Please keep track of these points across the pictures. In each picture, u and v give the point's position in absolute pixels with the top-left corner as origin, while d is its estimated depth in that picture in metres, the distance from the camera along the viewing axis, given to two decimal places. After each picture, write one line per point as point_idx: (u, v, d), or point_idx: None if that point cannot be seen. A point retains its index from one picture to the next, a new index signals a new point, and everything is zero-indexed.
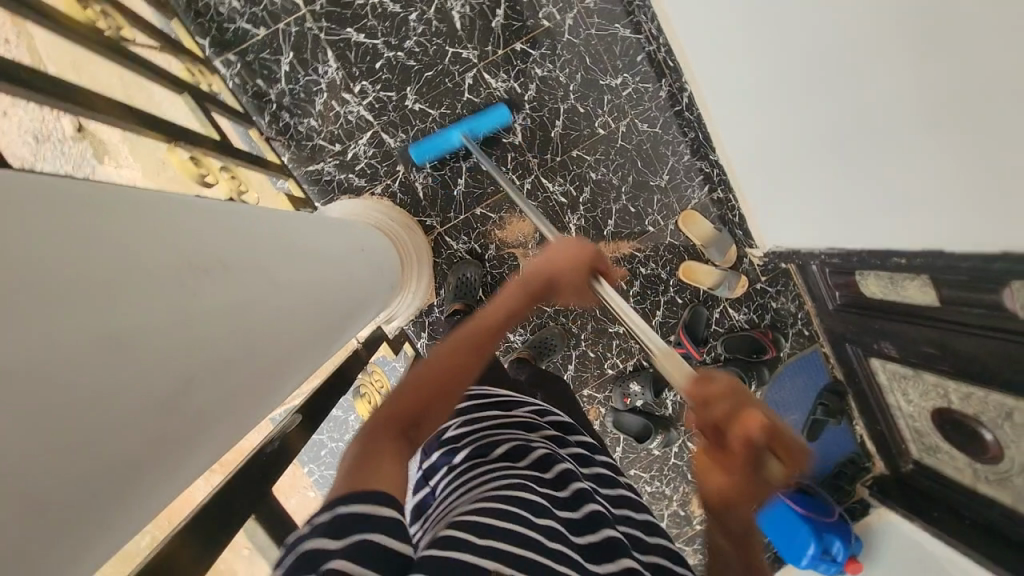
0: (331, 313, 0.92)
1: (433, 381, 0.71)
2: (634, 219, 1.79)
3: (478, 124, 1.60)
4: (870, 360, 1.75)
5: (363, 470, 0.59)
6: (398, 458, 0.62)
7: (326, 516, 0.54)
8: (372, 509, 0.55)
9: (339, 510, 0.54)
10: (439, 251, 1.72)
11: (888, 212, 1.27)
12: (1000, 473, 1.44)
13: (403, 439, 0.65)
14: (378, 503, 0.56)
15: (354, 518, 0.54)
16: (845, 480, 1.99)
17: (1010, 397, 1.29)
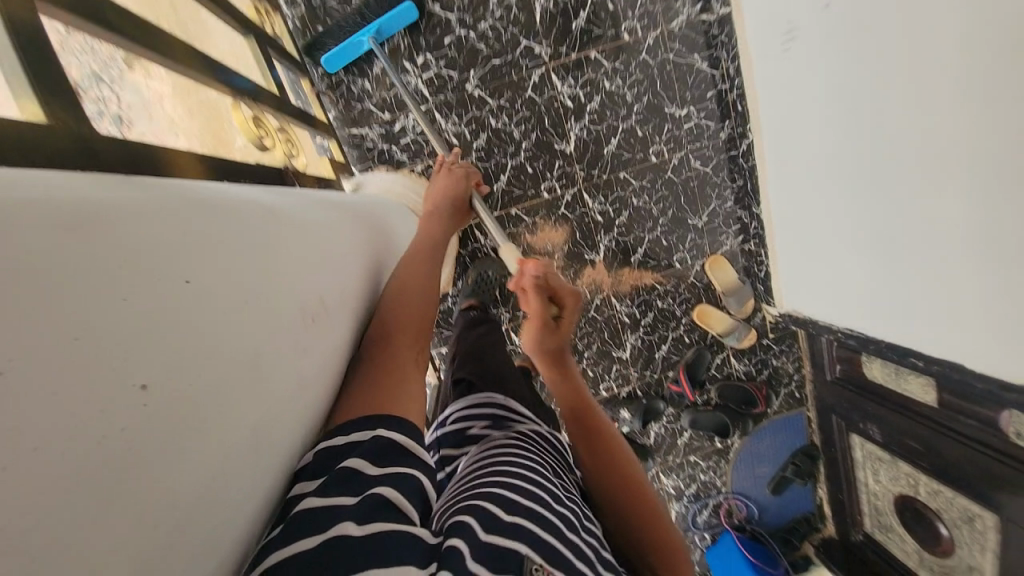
0: (371, 317, 0.89)
1: (412, 301, 0.92)
2: (664, 252, 1.79)
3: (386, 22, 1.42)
4: (850, 435, 1.82)
5: (380, 401, 0.72)
6: (409, 381, 0.78)
7: (367, 437, 0.66)
8: (410, 445, 0.68)
9: (380, 434, 0.67)
10: (466, 242, 1.72)
11: (918, 315, 1.28)
12: (945, 567, 1.57)
13: (408, 364, 0.81)
14: (410, 435, 0.69)
15: (393, 447, 0.66)
16: (795, 536, 2.10)
17: (976, 506, 1.38)
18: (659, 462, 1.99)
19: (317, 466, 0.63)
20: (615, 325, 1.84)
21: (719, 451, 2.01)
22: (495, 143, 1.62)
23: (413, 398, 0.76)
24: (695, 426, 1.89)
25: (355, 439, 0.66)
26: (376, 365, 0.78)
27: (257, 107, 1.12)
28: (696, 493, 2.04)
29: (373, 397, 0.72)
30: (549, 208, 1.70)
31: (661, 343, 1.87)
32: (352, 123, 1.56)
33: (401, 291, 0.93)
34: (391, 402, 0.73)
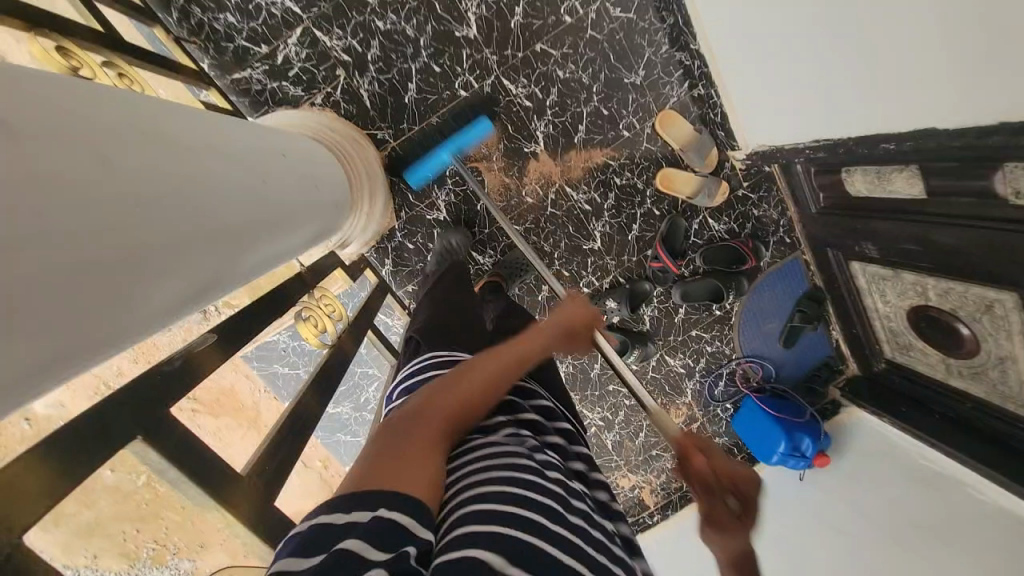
0: (247, 207, 0.79)
1: (480, 385, 0.71)
2: (608, 123, 1.64)
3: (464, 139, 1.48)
4: (851, 263, 1.72)
5: (391, 472, 0.54)
6: (426, 462, 0.58)
7: (366, 515, 0.50)
8: (416, 527, 0.51)
9: (383, 515, 0.50)
10: (394, 169, 1.56)
11: (894, 78, 1.16)
12: (974, 368, 1.50)
13: (433, 444, 0.61)
14: (420, 521, 0.52)
15: (398, 529, 0.50)
16: (817, 385, 2.03)
17: (991, 291, 1.27)
18: (661, 344, 1.92)
19: (311, 541, 0.48)
20: (578, 216, 1.72)
21: (719, 319, 1.93)
22: (391, 49, 1.46)
23: (431, 481, 0.56)
24: (688, 300, 1.80)
25: (356, 520, 0.49)
26: (405, 434, 0.60)
27: (70, 42, 1.02)
28: (706, 366, 1.98)
29: (387, 463, 0.55)
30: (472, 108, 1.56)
31: (633, 222, 1.75)
32: (232, 65, 1.43)
33: (467, 377, 0.70)
34: (397, 475, 0.54)
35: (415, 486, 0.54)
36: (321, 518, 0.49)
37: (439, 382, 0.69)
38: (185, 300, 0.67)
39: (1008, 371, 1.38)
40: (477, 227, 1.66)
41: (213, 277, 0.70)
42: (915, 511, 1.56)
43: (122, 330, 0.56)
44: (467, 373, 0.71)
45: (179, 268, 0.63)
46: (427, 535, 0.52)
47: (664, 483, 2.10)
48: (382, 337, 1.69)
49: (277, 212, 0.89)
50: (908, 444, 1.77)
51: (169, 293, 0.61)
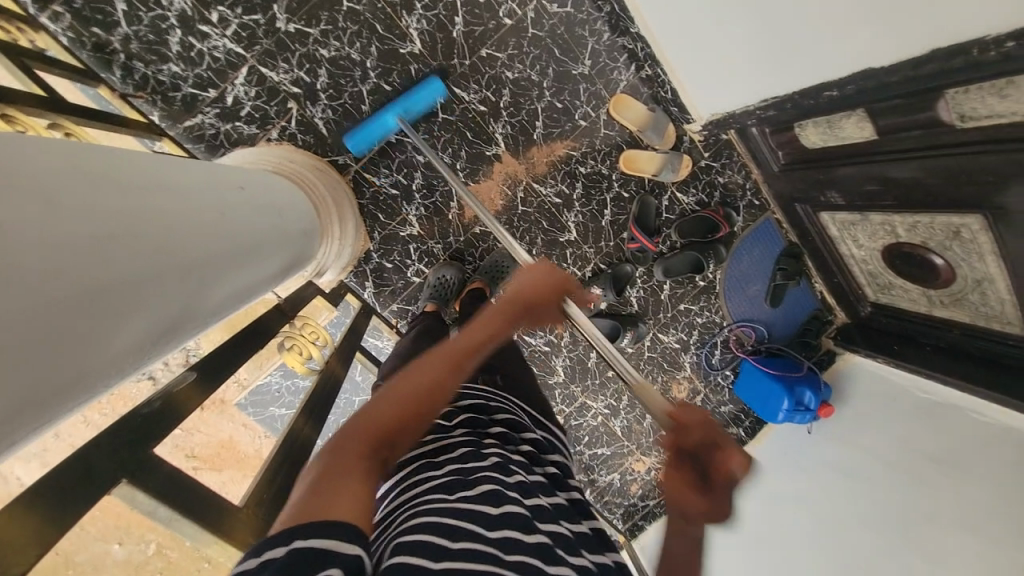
0: (203, 244, 0.78)
1: (409, 400, 0.70)
2: (564, 115, 1.66)
3: (413, 102, 1.47)
4: (820, 214, 1.76)
5: (309, 507, 0.55)
6: (353, 490, 0.59)
7: (280, 549, 0.51)
8: (332, 546, 0.52)
9: (298, 546, 0.51)
10: (362, 190, 1.57)
11: (834, 26, 1.20)
12: (955, 295, 1.54)
13: (362, 468, 0.62)
14: (337, 543, 0.53)
15: (314, 554, 0.51)
16: (813, 336, 2.05)
17: (957, 217, 1.32)
18: (652, 323, 1.93)
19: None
20: (550, 210, 1.74)
21: (705, 289, 1.95)
22: (339, 75, 1.47)
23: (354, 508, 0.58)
24: (671, 274, 1.83)
25: (269, 557, 0.50)
26: (334, 461, 0.61)
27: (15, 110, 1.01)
28: (700, 338, 2.00)
29: (312, 499, 0.57)
30: (428, 121, 1.57)
31: (605, 208, 1.77)
32: (183, 113, 1.42)
33: (402, 396, 0.70)
34: (318, 505, 0.56)
35: (334, 510, 0.56)
36: (242, 558, 0.51)
37: (370, 403, 0.70)
38: (153, 340, 0.66)
39: (987, 292, 1.42)
40: (452, 239, 1.68)
41: (168, 317, 0.68)
42: (922, 441, 1.59)
43: (92, 373, 0.55)
44: (391, 392, 0.71)
45: (144, 305, 0.63)
46: (349, 550, 0.53)
47: None
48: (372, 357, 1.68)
49: (240, 245, 0.89)
50: (904, 381, 1.81)
51: (122, 340, 0.59)
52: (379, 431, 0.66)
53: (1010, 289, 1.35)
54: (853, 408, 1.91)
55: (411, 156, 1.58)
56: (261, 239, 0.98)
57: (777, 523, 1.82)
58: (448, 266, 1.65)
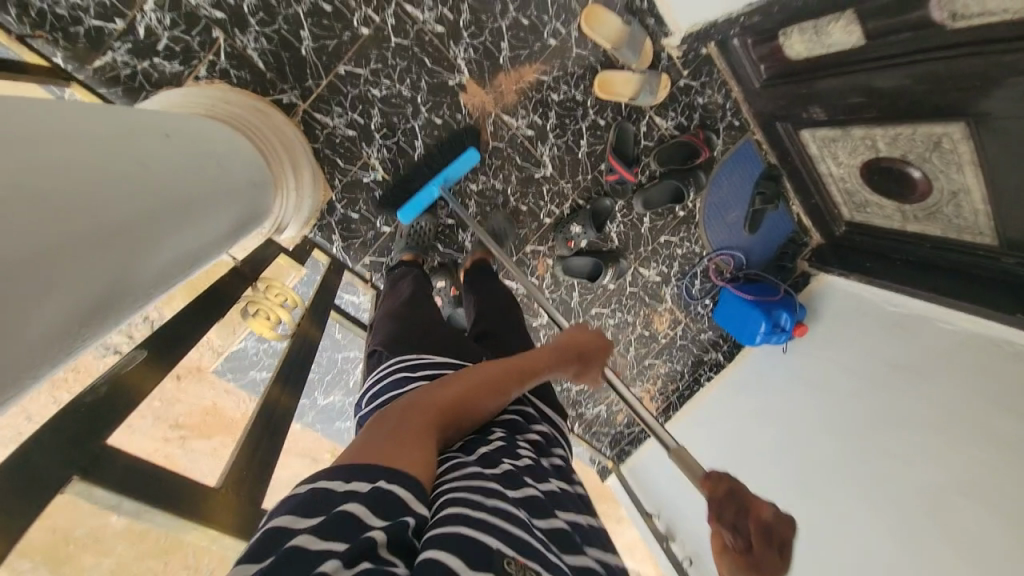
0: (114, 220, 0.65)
1: (476, 391, 0.78)
2: (532, 34, 1.50)
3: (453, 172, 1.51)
4: (800, 133, 1.71)
5: (386, 448, 0.61)
6: (425, 446, 0.65)
7: (366, 486, 0.56)
8: (411, 501, 0.57)
9: (382, 487, 0.56)
10: (314, 134, 1.41)
11: None
12: (929, 208, 1.55)
13: (432, 428, 0.69)
14: (410, 490, 0.57)
15: (396, 502, 0.55)
16: (789, 259, 2.07)
17: (940, 127, 1.29)
18: (633, 258, 1.90)
19: (313, 503, 0.53)
20: (522, 144, 1.62)
21: (685, 219, 1.91)
22: None
23: (420, 459, 0.63)
24: (651, 207, 1.77)
25: (355, 488, 0.55)
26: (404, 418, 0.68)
27: None
28: (681, 269, 2.00)
29: (385, 439, 0.63)
30: (380, 48, 1.39)
31: (580, 138, 1.66)
32: (87, 50, 1.20)
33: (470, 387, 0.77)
34: (392, 449, 0.62)
35: (406, 461, 0.61)
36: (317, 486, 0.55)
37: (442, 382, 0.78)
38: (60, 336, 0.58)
39: (962, 204, 1.44)
40: (421, 181, 1.57)
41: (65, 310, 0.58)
42: (895, 354, 1.68)
43: None
44: (463, 378, 0.79)
45: (45, 293, 0.54)
46: (420, 508, 0.58)
47: (661, 387, 2.18)
48: (347, 314, 1.61)
49: (175, 200, 0.77)
50: (876, 297, 1.87)
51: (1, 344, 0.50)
52: (445, 405, 0.73)
53: (984, 200, 1.37)
54: (824, 327, 1.98)
55: (366, 90, 1.42)
56: (199, 189, 0.85)
57: (756, 442, 1.91)
58: (419, 212, 1.55)
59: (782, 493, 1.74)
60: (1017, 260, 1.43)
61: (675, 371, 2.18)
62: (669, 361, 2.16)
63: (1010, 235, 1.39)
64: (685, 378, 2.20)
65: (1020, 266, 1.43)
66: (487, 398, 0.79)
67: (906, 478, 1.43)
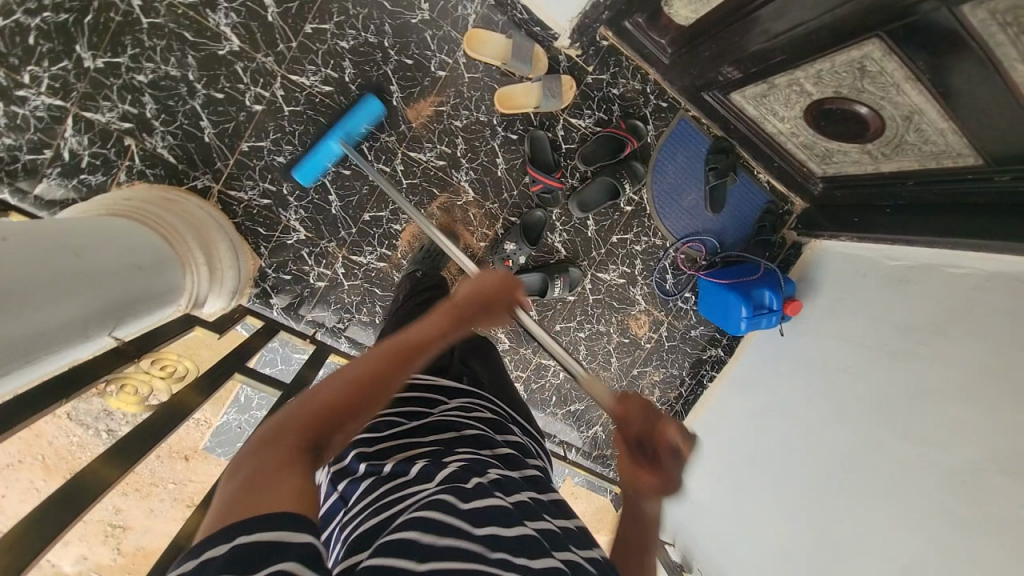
0: None
1: (349, 386, 0.67)
2: (419, 71, 1.53)
3: (352, 124, 1.47)
4: (731, 97, 1.57)
5: (248, 499, 0.51)
6: (295, 478, 0.55)
7: (229, 539, 0.48)
8: (286, 535, 0.49)
9: (244, 540, 0.48)
10: (234, 210, 1.50)
11: None
12: (893, 142, 1.33)
13: (300, 454, 0.58)
14: (292, 528, 0.49)
15: (271, 542, 0.48)
16: (770, 232, 1.86)
17: (856, 51, 1.14)
18: (587, 264, 1.80)
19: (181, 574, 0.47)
20: (437, 175, 1.62)
21: (634, 214, 1.80)
22: (166, 96, 1.40)
23: (301, 489, 0.54)
24: (588, 208, 1.69)
25: (220, 547, 0.47)
26: (265, 455, 0.57)
27: None
28: (645, 266, 1.85)
29: (244, 485, 0.53)
30: (275, 118, 1.48)
31: (496, 157, 1.64)
32: (24, 179, 1.36)
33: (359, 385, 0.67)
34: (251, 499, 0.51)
35: (274, 501, 0.51)
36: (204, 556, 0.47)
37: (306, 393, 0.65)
38: None
39: (922, 127, 1.23)
40: (344, 231, 1.60)
41: None
42: (901, 317, 1.43)
43: None
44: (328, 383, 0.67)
45: None
46: (307, 537, 0.50)
47: (660, 395, 1.98)
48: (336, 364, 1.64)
49: None
50: (872, 254, 1.61)
51: None
52: (315, 421, 0.62)
53: (943, 116, 1.16)
54: (822, 298, 1.73)
55: (271, 159, 1.50)
56: (50, 279, 0.90)
57: (759, 442, 1.66)
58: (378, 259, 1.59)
59: (785, 497, 1.48)
60: (1011, 176, 1.18)
61: (672, 377, 1.98)
62: (662, 367, 1.96)
63: (991, 149, 1.15)
64: (686, 382, 1.98)
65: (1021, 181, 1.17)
66: (366, 391, 0.68)
67: (927, 467, 1.17)
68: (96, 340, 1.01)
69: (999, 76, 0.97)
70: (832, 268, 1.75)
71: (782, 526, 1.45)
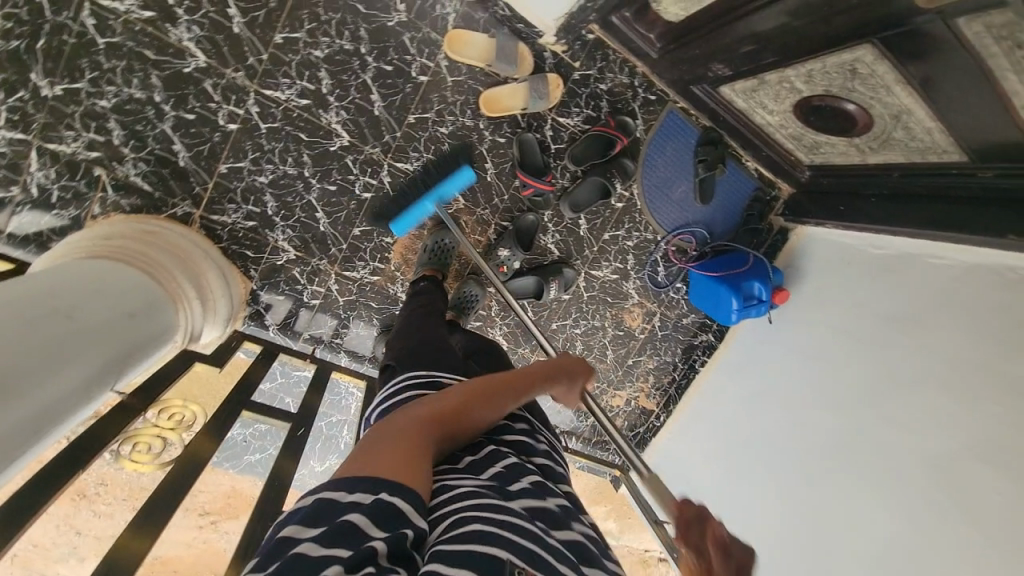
0: None
1: (478, 400, 0.76)
2: (399, 77, 1.46)
3: (450, 189, 1.48)
4: (720, 90, 1.55)
5: (384, 462, 0.60)
6: (421, 457, 0.63)
7: (367, 497, 0.56)
8: (410, 514, 0.57)
9: (383, 498, 0.56)
10: (219, 235, 1.46)
11: None
12: (880, 137, 1.35)
13: (428, 437, 0.67)
14: (410, 505, 0.57)
15: (395, 514, 0.56)
16: (758, 219, 1.88)
17: (846, 53, 1.13)
18: (581, 264, 1.80)
19: (317, 513, 0.55)
20: (425, 185, 1.58)
21: (626, 210, 1.79)
22: (132, 120, 1.32)
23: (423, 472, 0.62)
24: (580, 209, 1.68)
25: (358, 499, 0.56)
26: (411, 420, 0.68)
27: None
28: (638, 260, 1.87)
29: (387, 451, 0.62)
30: (253, 137, 1.41)
31: (484, 162, 1.60)
32: None
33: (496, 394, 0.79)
34: (386, 463, 0.60)
35: (403, 471, 0.60)
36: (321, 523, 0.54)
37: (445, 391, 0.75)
38: None
39: (909, 125, 1.24)
40: (334, 248, 1.56)
41: None
42: (885, 306, 1.49)
43: None
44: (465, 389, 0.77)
45: None
46: (419, 523, 0.58)
47: (655, 382, 2.05)
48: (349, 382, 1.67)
49: None
50: (857, 242, 1.66)
51: None
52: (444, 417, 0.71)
53: (930, 116, 1.17)
54: (809, 284, 1.78)
55: (252, 179, 1.44)
56: (38, 350, 0.89)
57: (751, 425, 1.74)
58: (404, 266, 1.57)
59: (777, 478, 1.57)
60: (994, 172, 1.21)
61: (666, 364, 2.04)
62: (656, 355, 2.02)
63: (975, 148, 1.18)
64: (680, 368, 2.05)
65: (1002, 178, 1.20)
66: (485, 404, 0.77)
67: (915, 449, 1.26)
68: (97, 397, 1.01)
69: (990, 83, 0.98)
70: (817, 254, 1.80)
71: (776, 503, 1.55)
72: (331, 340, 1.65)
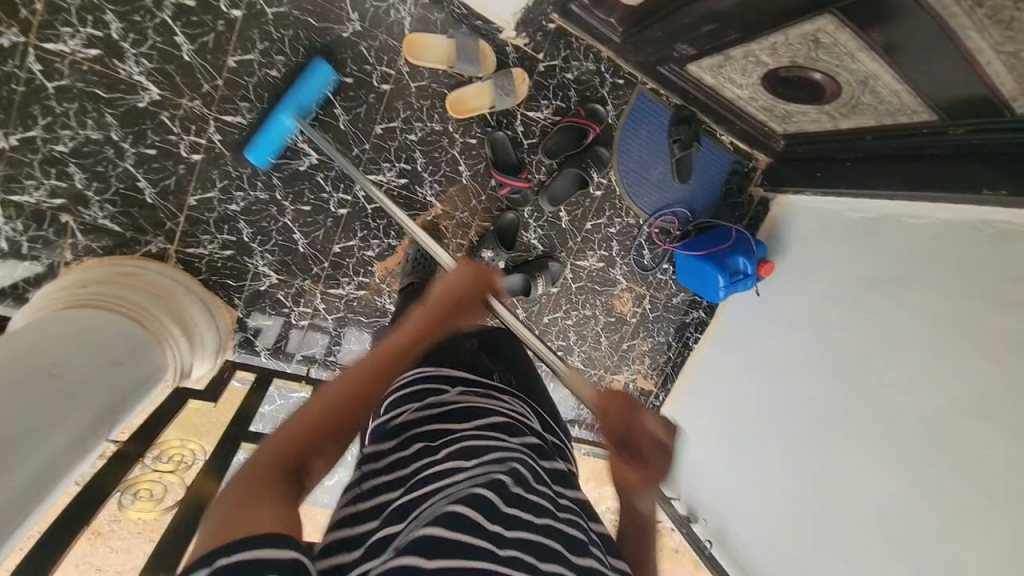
0: None
1: (333, 404, 0.71)
2: (361, 88, 1.43)
3: (303, 95, 1.33)
4: (687, 68, 1.53)
5: (236, 520, 0.55)
6: (271, 502, 0.58)
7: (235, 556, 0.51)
8: (275, 558, 0.52)
9: (240, 559, 0.51)
10: (198, 268, 1.44)
11: None
12: (849, 103, 1.34)
13: (284, 478, 0.62)
14: (270, 551, 0.52)
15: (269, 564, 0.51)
16: (738, 192, 1.88)
17: (808, 24, 1.12)
18: (565, 256, 1.80)
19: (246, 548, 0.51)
20: (400, 194, 1.56)
21: (605, 197, 1.79)
22: (93, 162, 1.29)
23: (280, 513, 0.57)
24: (559, 202, 1.67)
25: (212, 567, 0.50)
26: (261, 463, 0.63)
27: None
28: (622, 246, 1.87)
29: (237, 509, 0.56)
30: (218, 165, 1.38)
31: (458, 164, 1.58)
32: None
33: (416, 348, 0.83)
34: (236, 521, 0.55)
35: (253, 523, 0.54)
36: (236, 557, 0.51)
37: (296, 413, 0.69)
38: None
39: (877, 89, 1.23)
40: (316, 268, 1.55)
41: None
42: (871, 270, 1.49)
43: None
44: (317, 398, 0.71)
45: None
46: (290, 558, 0.52)
47: (651, 363, 2.07)
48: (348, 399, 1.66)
49: None
50: (837, 207, 1.66)
51: None
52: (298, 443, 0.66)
53: (896, 79, 1.16)
54: (796, 252, 1.78)
55: (223, 208, 1.41)
56: (28, 413, 0.88)
57: (750, 398, 1.75)
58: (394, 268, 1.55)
59: (778, 449, 1.58)
60: (965, 129, 1.21)
61: (661, 345, 2.06)
62: (649, 337, 2.04)
63: (943, 107, 1.18)
64: (674, 347, 2.07)
65: (972, 134, 1.21)
66: (346, 407, 0.71)
67: (913, 403, 1.27)
68: (92, 450, 1.02)
69: (952, 44, 0.98)
70: (799, 222, 1.80)
71: (778, 469, 1.57)
72: (325, 359, 1.65)
